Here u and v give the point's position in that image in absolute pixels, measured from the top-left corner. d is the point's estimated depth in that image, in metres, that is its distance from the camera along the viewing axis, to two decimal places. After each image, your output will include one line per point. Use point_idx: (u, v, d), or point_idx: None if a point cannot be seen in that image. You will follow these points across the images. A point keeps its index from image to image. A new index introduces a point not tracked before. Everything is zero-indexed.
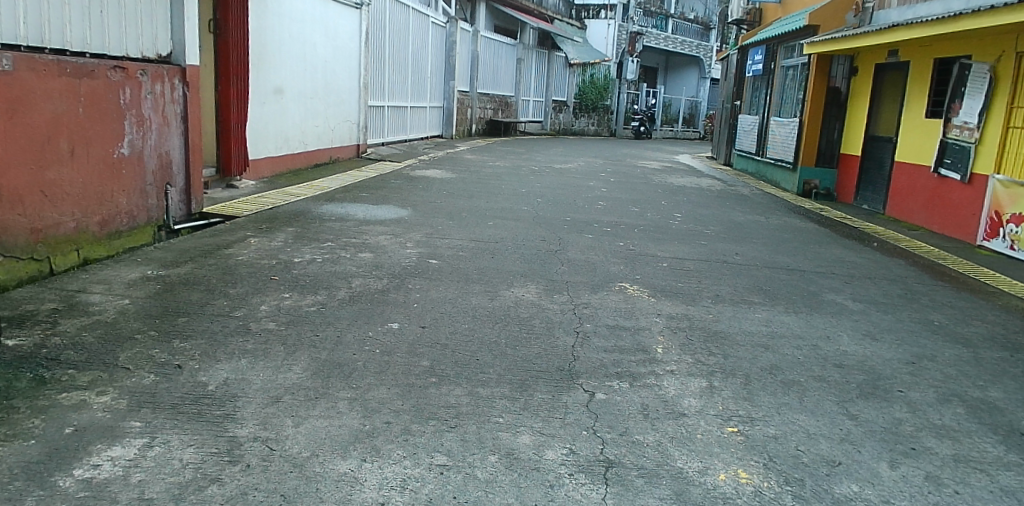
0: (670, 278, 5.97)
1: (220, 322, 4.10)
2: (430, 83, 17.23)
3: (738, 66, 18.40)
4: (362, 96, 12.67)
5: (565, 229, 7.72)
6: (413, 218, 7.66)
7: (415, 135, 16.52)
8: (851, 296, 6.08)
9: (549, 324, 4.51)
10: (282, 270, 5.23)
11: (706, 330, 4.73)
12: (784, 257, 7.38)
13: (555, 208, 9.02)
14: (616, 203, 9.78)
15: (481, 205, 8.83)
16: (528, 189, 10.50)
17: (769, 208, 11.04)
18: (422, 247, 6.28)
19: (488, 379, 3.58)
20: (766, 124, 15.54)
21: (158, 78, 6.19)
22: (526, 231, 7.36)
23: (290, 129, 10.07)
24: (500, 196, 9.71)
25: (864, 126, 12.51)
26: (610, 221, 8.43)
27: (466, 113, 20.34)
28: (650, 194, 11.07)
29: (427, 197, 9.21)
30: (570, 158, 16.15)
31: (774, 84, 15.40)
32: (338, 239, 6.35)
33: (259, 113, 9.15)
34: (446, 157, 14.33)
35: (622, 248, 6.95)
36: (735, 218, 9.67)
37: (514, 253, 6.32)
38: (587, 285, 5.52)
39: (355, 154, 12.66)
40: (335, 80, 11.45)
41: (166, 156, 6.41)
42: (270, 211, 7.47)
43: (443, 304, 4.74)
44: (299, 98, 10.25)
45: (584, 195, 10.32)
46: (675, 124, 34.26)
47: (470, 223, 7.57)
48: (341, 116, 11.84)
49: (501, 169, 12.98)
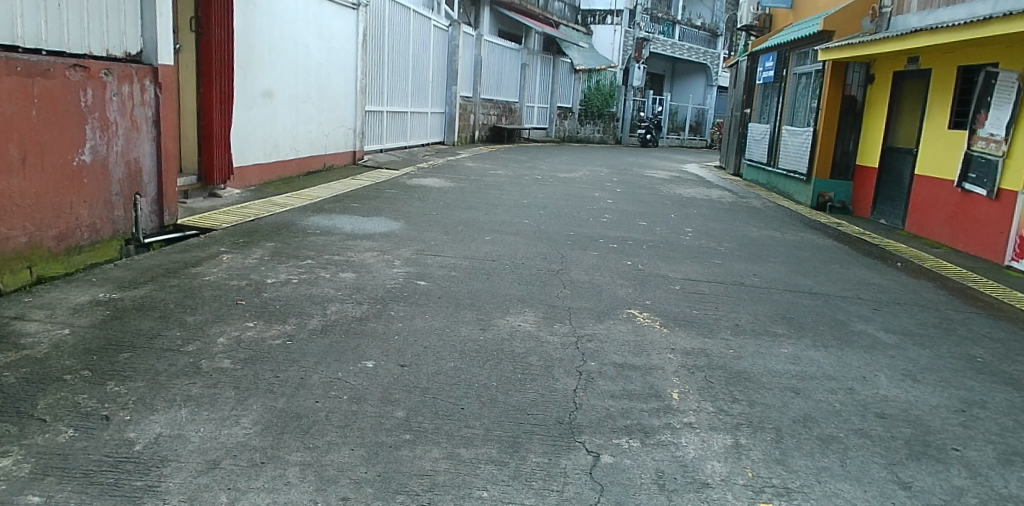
0: (684, 304, 5.41)
1: (167, 359, 3.54)
2: (431, 88, 16.73)
3: (748, 73, 17.86)
4: (359, 100, 12.15)
5: (568, 245, 7.17)
6: (404, 232, 7.12)
7: (415, 141, 16.01)
8: (882, 326, 5.51)
9: (548, 362, 3.96)
10: (252, 294, 4.68)
11: (727, 369, 4.17)
12: (804, 278, 6.82)
13: (558, 221, 8.49)
14: (622, 216, 9.23)
15: (479, 218, 8.29)
16: (529, 200, 9.98)
17: (785, 222, 10.47)
18: (412, 266, 5.74)
19: (473, 437, 3.02)
20: (778, 134, 14.96)
21: (126, 79, 5.66)
22: (526, 248, 6.82)
23: (280, 135, 9.54)
24: (500, 207, 9.18)
25: (881, 137, 11.92)
26: (616, 236, 7.88)
27: (468, 119, 19.84)
28: (658, 206, 10.52)
29: (422, 208, 8.68)
30: (575, 167, 15.61)
31: (786, 92, 14.81)
32: (319, 255, 5.82)
33: (246, 118, 8.63)
34: (446, 164, 13.81)
35: (629, 267, 6.40)
36: (749, 233, 9.11)
37: (511, 273, 5.78)
38: (591, 312, 4.98)
39: (351, 160, 12.13)
40: (329, 84, 10.92)
41: (135, 164, 5.87)
42: (251, 222, 6.94)
43: (429, 334, 4.20)
44: (290, 101, 9.73)
45: (589, 207, 9.77)
46: (681, 132, 33.76)
47: (465, 238, 7.04)
48: (335, 121, 11.31)
49: (502, 177, 12.45)
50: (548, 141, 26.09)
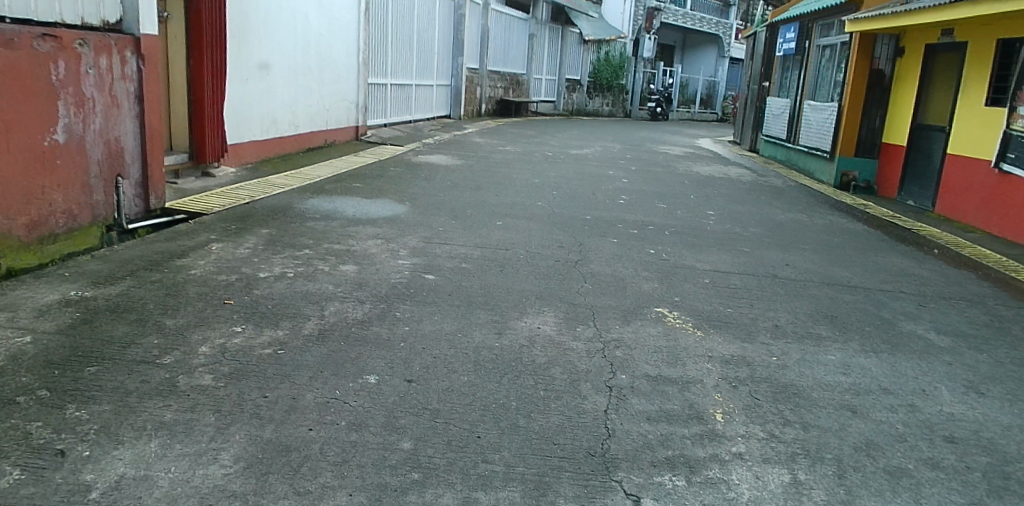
0: (716, 300, 4.94)
1: (140, 375, 3.10)
2: (437, 60, 16.12)
3: (767, 45, 17.16)
4: (361, 73, 11.58)
5: (585, 231, 6.70)
6: (410, 216, 6.65)
7: (421, 115, 15.45)
8: (932, 326, 5.04)
9: (573, 375, 3.50)
10: (242, 291, 4.22)
11: (773, 381, 3.72)
12: (840, 269, 6.34)
13: (572, 204, 8.00)
14: (640, 198, 8.72)
15: (489, 200, 7.81)
16: (541, 180, 9.47)
17: (810, 203, 9.94)
18: (418, 256, 5.28)
19: (492, 477, 2.59)
20: (799, 109, 14.33)
21: (103, 50, 5.14)
22: (540, 235, 6.34)
23: (278, 110, 9.03)
24: (511, 188, 8.68)
25: (910, 114, 11.32)
26: (636, 221, 7.39)
27: (475, 92, 19.24)
28: (676, 186, 10.01)
29: (428, 189, 8.18)
30: (586, 142, 15.04)
31: (809, 65, 14.16)
32: (317, 245, 5.35)
33: (242, 92, 8.13)
34: (453, 140, 13.28)
35: (652, 257, 5.92)
36: (775, 217, 8.60)
37: (526, 265, 5.31)
38: (616, 311, 4.51)
39: (354, 136, 11.60)
40: (330, 56, 10.36)
41: (116, 143, 5.38)
42: (245, 206, 6.46)
43: (437, 341, 3.75)
44: (289, 74, 9.19)
45: (604, 188, 9.26)
46: (692, 105, 33.01)
47: (476, 223, 6.56)
48: (337, 95, 10.77)
49: (511, 154, 11.92)
50: (556, 114, 25.44)
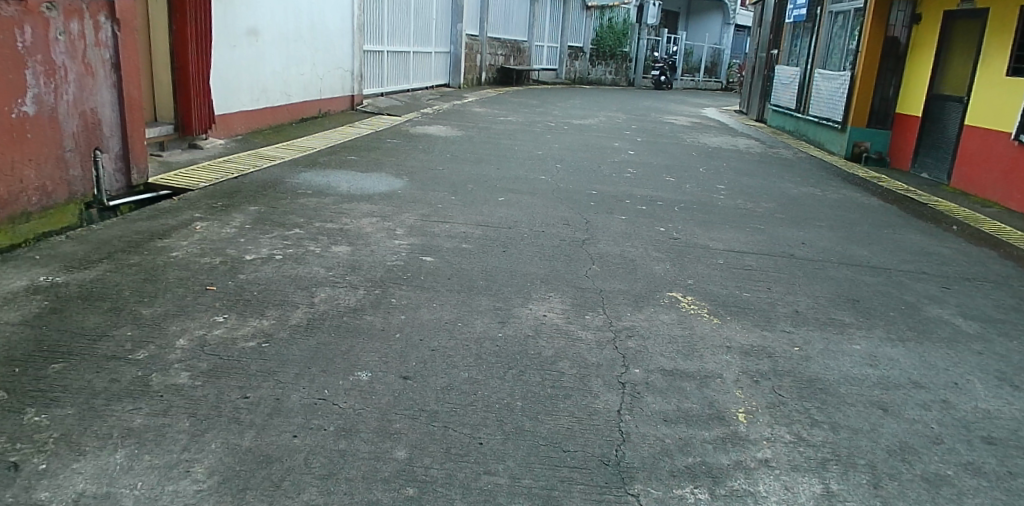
0: (731, 283, 4.66)
1: (108, 373, 2.83)
2: (436, 26, 15.66)
3: (776, 12, 16.65)
4: (356, 40, 11.19)
5: (591, 207, 6.40)
6: (407, 191, 6.34)
7: (419, 84, 15.04)
8: (959, 310, 4.77)
9: (583, 369, 3.23)
10: (226, 275, 3.95)
11: (797, 375, 3.46)
12: (858, 248, 6.05)
13: (576, 177, 7.69)
14: (646, 172, 8.41)
15: (490, 174, 7.50)
16: (544, 152, 9.14)
17: (822, 177, 9.62)
18: (415, 236, 4.99)
19: (495, 492, 2.33)
20: (809, 78, 13.91)
21: (74, 15, 4.81)
22: (544, 212, 6.05)
23: (267, 78, 8.70)
24: (513, 161, 8.35)
25: (925, 83, 10.92)
26: (643, 196, 7.08)
27: (475, 60, 18.76)
28: (684, 158, 9.69)
29: (426, 161, 7.86)
30: (590, 112, 14.65)
31: (820, 32, 13.71)
32: (309, 223, 5.06)
33: (228, 59, 7.83)
34: (453, 109, 12.91)
35: (662, 235, 5.63)
36: (787, 191, 8.29)
37: (530, 245, 5.03)
38: (625, 296, 4.24)
39: (350, 105, 11.24)
40: (323, 22, 9.96)
41: (92, 115, 5.07)
42: (234, 181, 6.15)
43: (435, 331, 3.47)
44: (278, 41, 8.83)
45: (610, 161, 8.94)
46: (696, 74, 32.43)
47: (476, 200, 6.26)
48: (331, 63, 10.39)
49: (513, 125, 11.56)
50: (558, 83, 24.94)
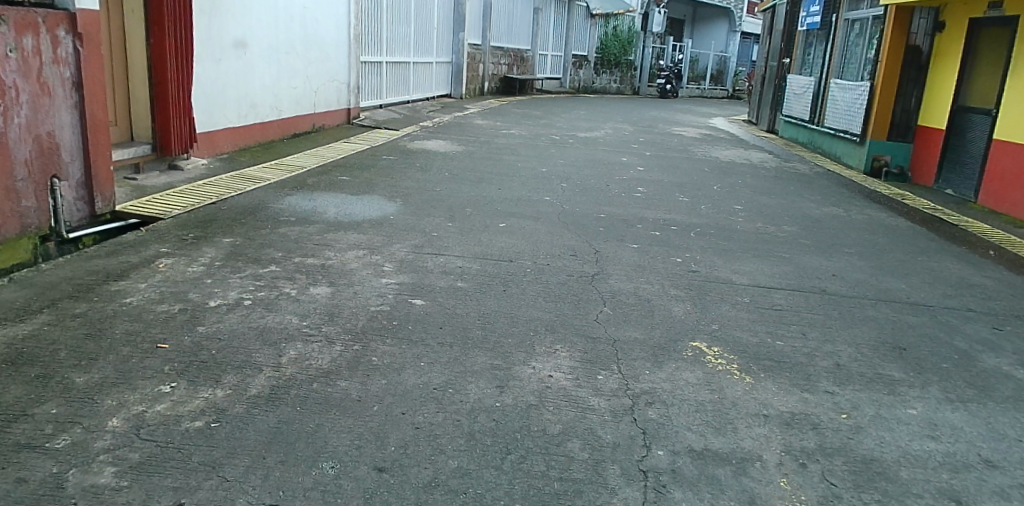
0: (760, 329, 4.14)
1: (15, 470, 2.32)
2: (437, 36, 15.19)
3: (788, 19, 16.13)
4: (353, 50, 10.70)
5: (600, 234, 5.89)
6: (400, 217, 5.83)
7: (419, 94, 14.56)
8: (1018, 357, 4.21)
9: (597, 453, 2.70)
10: (183, 328, 3.43)
11: (849, 454, 2.92)
12: (894, 280, 5.51)
13: (583, 198, 7.17)
14: (657, 190, 7.89)
15: (490, 195, 6.98)
16: (548, 169, 8.62)
17: (844, 194, 9.07)
18: (406, 272, 4.47)
19: None
20: (825, 88, 13.38)
21: (27, 29, 4.31)
22: (548, 240, 5.52)
23: (257, 92, 8.21)
24: (515, 179, 7.84)
25: (949, 94, 10.38)
26: (656, 219, 6.55)
27: (476, 69, 18.29)
28: (696, 175, 9.16)
29: (423, 181, 7.35)
30: (596, 123, 14.14)
31: (836, 40, 13.18)
32: (288, 258, 4.54)
33: (213, 73, 7.34)
34: (453, 122, 12.41)
35: (679, 267, 5.10)
36: (808, 212, 7.76)
37: (534, 282, 4.50)
38: (643, 347, 3.70)
39: (346, 119, 10.75)
40: (317, 32, 9.48)
41: (49, 139, 4.56)
42: (211, 207, 5.65)
43: (422, 401, 2.95)
44: (268, 53, 8.35)
45: (618, 178, 8.42)
46: (701, 82, 31.92)
47: (474, 226, 5.74)
48: (326, 75, 9.90)
49: (516, 138, 11.06)
50: (562, 91, 24.48)
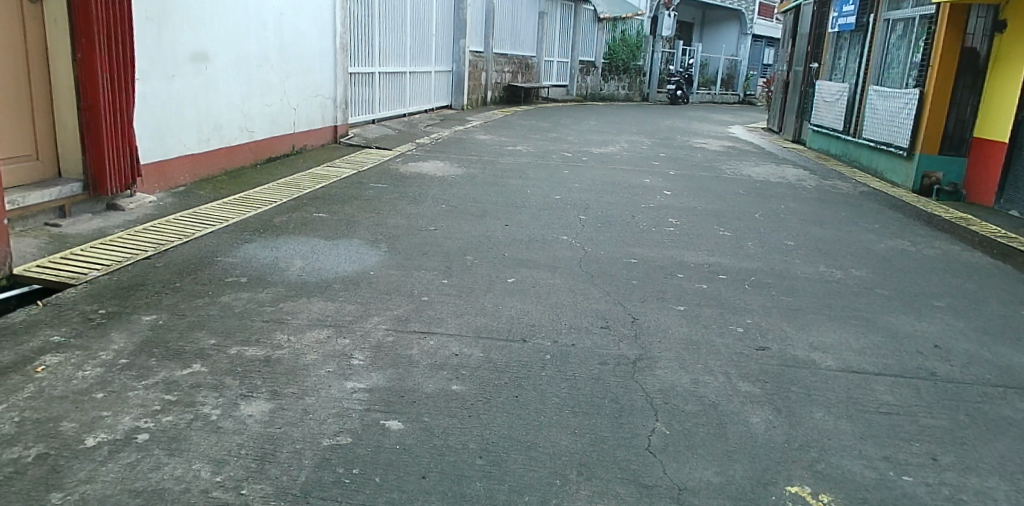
0: (875, 453, 2.95)
1: None
2: (436, 43, 14.04)
3: (816, 20, 14.97)
4: (340, 61, 9.55)
5: (634, 289, 4.71)
6: (383, 272, 4.65)
7: (416, 107, 13.41)
8: None
9: None
10: (28, 497, 2.27)
11: None
12: (1013, 349, 4.29)
13: (606, 235, 6.00)
14: (692, 222, 6.71)
15: (495, 234, 5.81)
16: (561, 196, 7.45)
17: (903, 220, 7.87)
18: (381, 368, 3.28)
19: None
20: (861, 96, 12.19)
21: None
22: (569, 302, 4.34)
23: (221, 112, 7.07)
24: (523, 211, 6.66)
25: (1011, 102, 9.17)
26: (697, 265, 5.37)
27: (478, 78, 17.13)
28: (732, 199, 7.97)
29: (414, 216, 6.17)
30: (609, 136, 12.97)
31: (874, 43, 12.00)
32: (226, 349, 3.38)
33: (165, 93, 6.21)
34: (453, 138, 11.24)
35: (741, 345, 3.92)
36: (872, 246, 6.55)
37: (557, 377, 3.32)
38: (721, 501, 2.51)
39: (333, 138, 9.60)
40: (297, 40, 8.35)
41: None
42: (144, 264, 4.49)
43: None
44: (235, 66, 7.23)
45: (643, 206, 7.25)
46: (712, 87, 30.71)
47: (476, 283, 4.56)
48: (307, 89, 8.76)
49: (523, 156, 9.89)
50: (569, 99, 23.33)
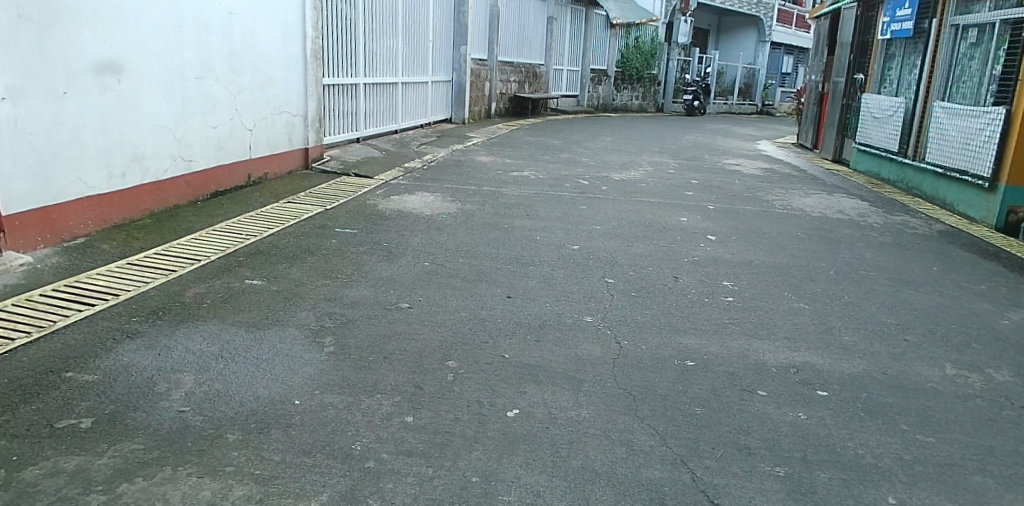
0: None
1: None
2: (432, 49, 12.44)
3: (862, 26, 13.30)
4: (313, 70, 7.96)
5: (700, 426, 3.08)
6: (317, 399, 3.05)
7: (409, 122, 11.82)
8: None
9: None
10: None
11: None
12: None
13: (645, 314, 4.38)
14: (754, 288, 5.09)
15: (493, 314, 4.19)
16: (580, 245, 5.84)
17: (1011, 277, 6.22)
18: None
19: None
20: (923, 112, 10.53)
21: None
22: (604, 464, 2.72)
23: (144, 138, 5.49)
24: (531, 272, 5.04)
25: None
26: (779, 373, 3.75)
27: (481, 89, 15.52)
28: (793, 248, 6.34)
29: (383, 284, 4.56)
30: (629, 158, 11.36)
31: (937, 52, 10.35)
32: None
33: (55, 118, 4.65)
34: (450, 160, 9.63)
35: None
36: (997, 324, 4.90)
37: None
38: None
39: (303, 162, 8.02)
40: (250, 46, 6.75)
41: None
42: None
43: None
44: (165, 79, 5.65)
45: (686, 260, 5.64)
46: (729, 96, 29.11)
47: (457, 422, 2.93)
48: (267, 105, 7.18)
49: (531, 185, 8.27)
50: (580, 111, 21.75)
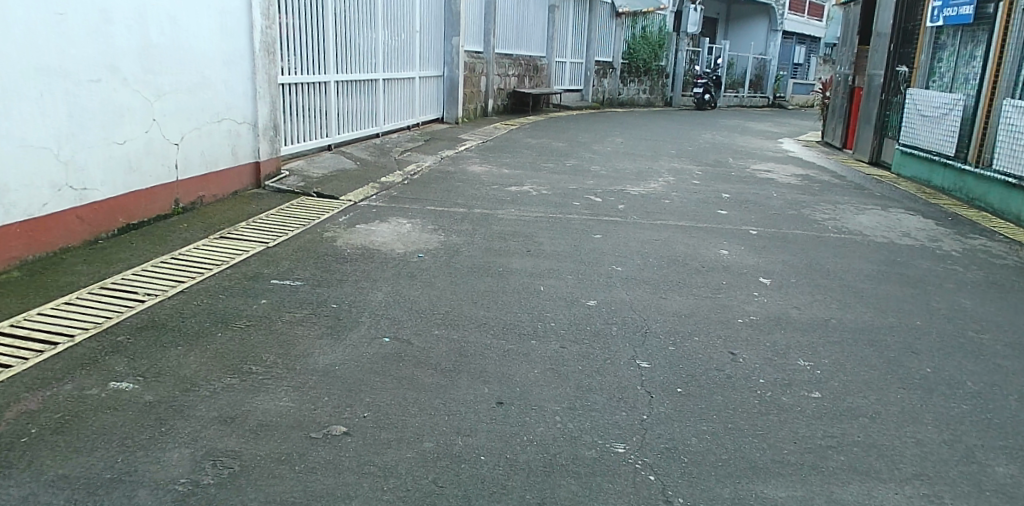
0: None
1: None
2: (420, 41, 10.96)
3: (905, 11, 11.78)
4: (264, 67, 6.50)
5: None
6: None
7: (393, 124, 10.38)
8: None
9: None
10: None
11: None
12: None
13: (701, 434, 2.95)
14: (843, 371, 3.66)
15: (474, 443, 2.75)
16: (597, 300, 4.40)
17: None
18: None
19: None
20: (988, 111, 9.04)
21: None
22: None
23: (10, 164, 4.07)
24: (532, 351, 3.60)
25: None
26: None
27: (476, 84, 14.03)
28: (873, 296, 4.89)
29: (315, 386, 3.11)
30: (645, 164, 9.89)
31: (1005, 41, 8.86)
32: None
33: None
34: (438, 170, 8.19)
35: None
36: None
37: None
38: None
39: (253, 180, 6.59)
40: (173, 38, 5.31)
41: None
42: None
43: None
44: (43, 84, 4.23)
45: (740, 322, 4.19)
46: (740, 89, 27.60)
47: None
48: (200, 113, 5.73)
49: (533, 205, 6.82)
50: (585, 106, 20.28)
